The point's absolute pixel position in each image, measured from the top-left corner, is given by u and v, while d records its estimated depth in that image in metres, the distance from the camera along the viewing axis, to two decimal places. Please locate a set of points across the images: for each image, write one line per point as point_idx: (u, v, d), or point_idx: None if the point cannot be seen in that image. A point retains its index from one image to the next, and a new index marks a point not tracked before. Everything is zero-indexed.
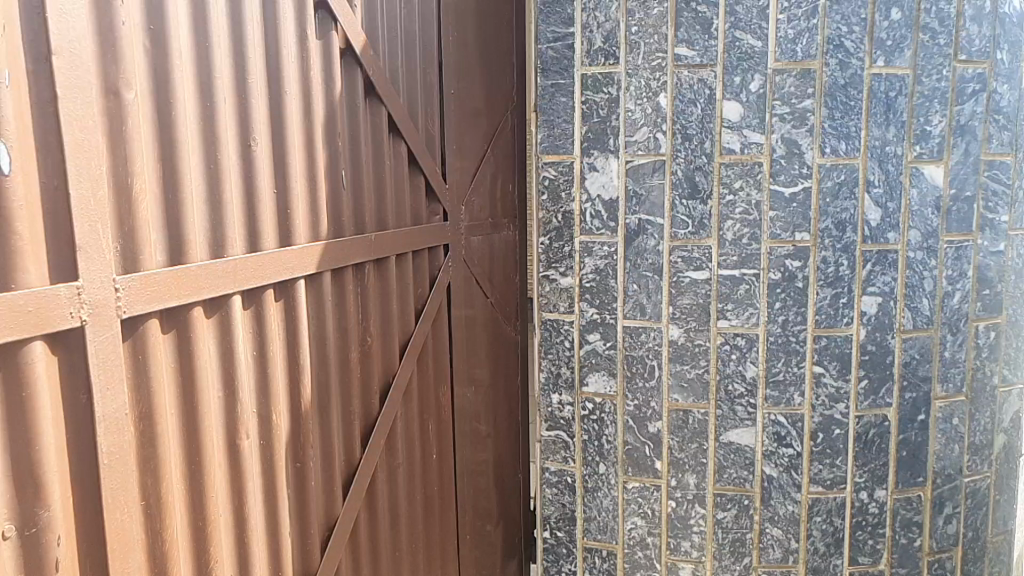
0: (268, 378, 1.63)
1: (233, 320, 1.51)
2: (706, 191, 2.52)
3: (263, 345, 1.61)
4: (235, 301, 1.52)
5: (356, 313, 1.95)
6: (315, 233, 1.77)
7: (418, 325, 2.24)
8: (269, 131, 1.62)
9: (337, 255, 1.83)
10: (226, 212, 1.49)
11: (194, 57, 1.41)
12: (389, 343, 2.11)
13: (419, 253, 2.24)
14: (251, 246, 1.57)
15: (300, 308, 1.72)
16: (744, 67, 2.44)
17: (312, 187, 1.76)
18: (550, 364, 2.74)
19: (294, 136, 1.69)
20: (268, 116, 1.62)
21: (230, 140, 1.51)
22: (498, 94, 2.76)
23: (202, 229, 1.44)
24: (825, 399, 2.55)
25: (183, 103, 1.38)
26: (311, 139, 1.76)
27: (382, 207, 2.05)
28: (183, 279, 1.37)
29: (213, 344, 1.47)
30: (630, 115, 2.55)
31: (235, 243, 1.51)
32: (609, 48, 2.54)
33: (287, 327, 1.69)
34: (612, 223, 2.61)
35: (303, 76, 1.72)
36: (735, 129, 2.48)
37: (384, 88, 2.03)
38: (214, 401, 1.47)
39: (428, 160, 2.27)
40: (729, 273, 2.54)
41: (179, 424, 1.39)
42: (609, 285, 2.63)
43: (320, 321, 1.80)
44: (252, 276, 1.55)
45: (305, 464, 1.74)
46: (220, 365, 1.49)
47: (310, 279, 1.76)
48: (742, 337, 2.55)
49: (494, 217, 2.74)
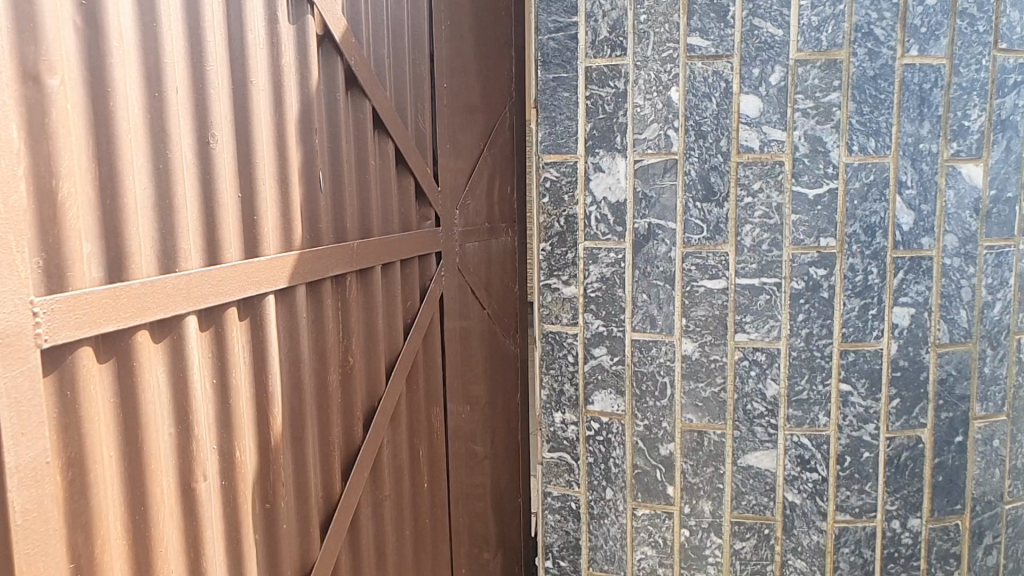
0: (231, 411, 1.40)
1: (188, 346, 1.28)
2: (723, 194, 2.32)
3: (225, 373, 1.38)
4: (191, 322, 1.28)
5: (336, 332, 1.72)
6: (288, 243, 1.52)
7: (407, 342, 2.01)
8: (232, 126, 1.37)
9: (313, 267, 1.58)
10: (178, 220, 1.25)
11: (140, 38, 1.18)
12: (375, 363, 1.88)
13: (408, 262, 2.02)
14: (210, 259, 1.32)
15: (270, 329, 1.49)
16: (763, 58, 2.24)
17: (284, 191, 1.51)
18: (552, 380, 2.53)
19: (262, 133, 1.44)
20: (231, 109, 1.37)
21: (185, 137, 1.27)
22: (496, 89, 2.55)
23: (149, 240, 1.20)
24: (853, 420, 2.34)
25: (125, 93, 1.14)
26: (283, 137, 1.51)
27: (367, 212, 1.81)
28: (124, 297, 1.13)
29: (162, 376, 1.24)
30: (639, 111, 2.35)
31: (191, 255, 1.27)
32: (615, 39, 2.34)
33: (253, 351, 1.45)
34: (620, 228, 2.40)
35: (273, 63, 1.47)
36: (754, 125, 2.27)
37: (369, 79, 1.78)
38: (164, 444, 1.25)
39: (419, 160, 2.04)
40: (748, 282, 2.33)
41: (119, 474, 1.17)
42: (616, 295, 2.42)
43: (293, 343, 1.56)
44: (211, 293, 1.30)
45: (277, 503, 1.52)
46: (172, 401, 1.26)
47: (281, 295, 1.51)
48: (762, 352, 2.34)
49: (491, 221, 2.53)
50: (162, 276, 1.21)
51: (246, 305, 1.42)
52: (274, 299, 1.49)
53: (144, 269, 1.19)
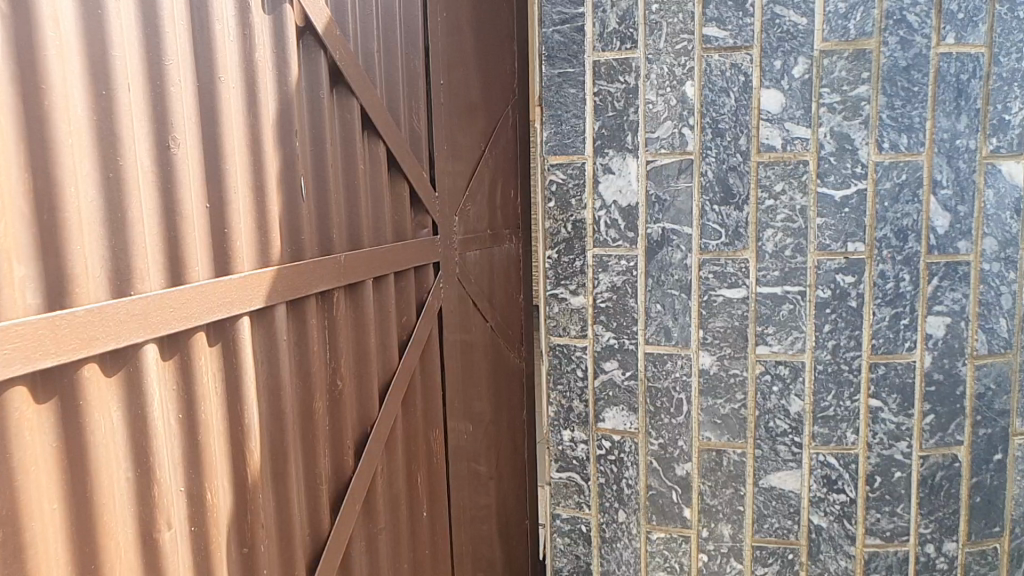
0: (203, 460, 1.15)
1: (147, 381, 1.04)
2: (743, 196, 2.15)
3: (194, 420, 1.14)
4: (150, 350, 1.04)
5: (326, 357, 1.48)
6: (262, 253, 1.28)
7: (403, 361, 1.78)
8: (197, 129, 1.14)
9: (296, 284, 1.34)
10: (134, 236, 1.01)
11: (82, 22, 0.94)
12: (370, 389, 1.64)
13: (404, 274, 1.83)
14: (173, 281, 1.09)
15: (244, 354, 1.24)
16: (786, 49, 2.08)
17: (260, 201, 1.27)
18: (560, 397, 2.38)
19: (234, 136, 1.21)
20: (196, 109, 1.14)
21: (140, 140, 1.03)
22: (497, 86, 2.40)
23: (98, 257, 0.96)
24: (884, 438, 2.18)
25: (64, 89, 0.91)
26: (257, 141, 1.27)
27: (357, 220, 1.59)
28: (64, 326, 0.89)
29: (121, 430, 1.01)
30: (651, 108, 2.18)
31: (149, 275, 1.04)
32: (625, 30, 2.17)
33: (224, 380, 1.21)
34: (631, 234, 2.24)
35: (246, 56, 1.24)
36: (775, 122, 2.11)
37: (357, 77, 1.57)
38: (123, 509, 1.01)
39: (414, 164, 1.86)
40: (770, 290, 2.17)
41: (66, 547, 0.94)
42: (628, 305, 2.26)
43: (271, 369, 1.31)
44: (172, 319, 1.06)
45: (256, 563, 1.27)
46: (130, 455, 1.02)
47: (260, 320, 1.28)
48: (785, 366, 2.19)
49: (493, 227, 2.37)
50: (113, 299, 0.97)
51: (216, 331, 1.18)
52: (248, 323, 1.24)
53: (95, 289, 0.95)
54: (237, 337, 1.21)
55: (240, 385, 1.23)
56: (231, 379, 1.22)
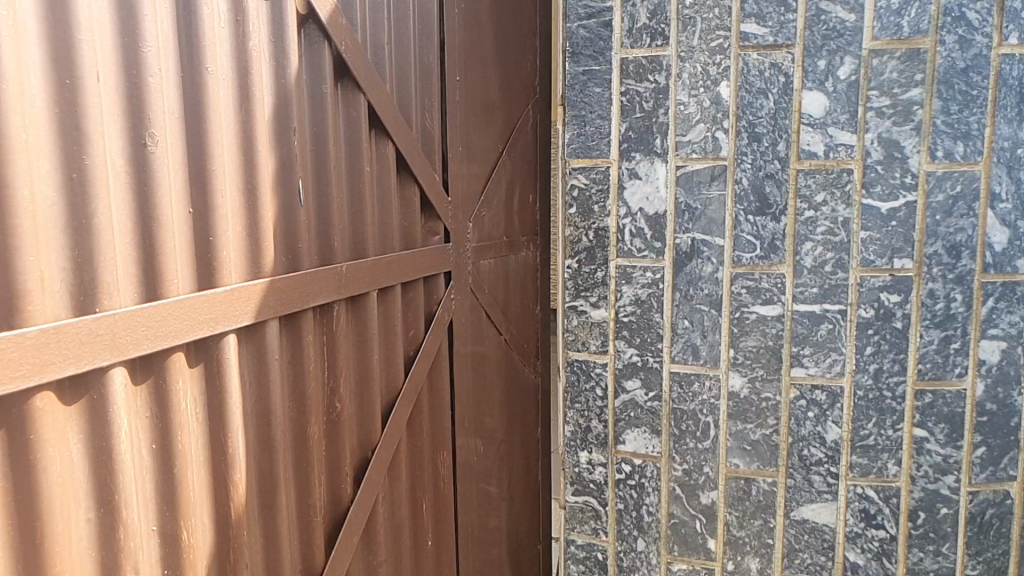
0: (182, 499, 1.00)
1: (115, 413, 0.89)
2: (780, 206, 2.00)
3: (172, 455, 0.98)
4: (119, 376, 0.89)
5: (324, 377, 1.35)
6: (254, 262, 1.13)
7: (408, 380, 1.65)
8: (180, 124, 0.99)
9: (291, 297, 1.19)
10: (102, 246, 0.87)
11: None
12: (374, 410, 1.50)
13: (412, 284, 1.69)
14: (149, 297, 0.94)
15: (230, 378, 1.08)
16: (831, 48, 1.93)
17: (250, 205, 1.13)
18: (578, 416, 2.23)
19: (223, 134, 1.06)
20: (180, 101, 0.99)
21: (111, 135, 0.88)
22: (517, 84, 2.26)
23: (56, 270, 0.82)
24: (929, 471, 2.01)
25: (18, 77, 0.77)
26: (250, 139, 1.13)
27: (360, 226, 1.46)
28: (8, 350, 0.74)
29: (82, 467, 0.86)
30: (682, 109, 2.03)
31: (119, 291, 0.89)
32: (656, 26, 2.03)
33: (207, 407, 1.05)
34: (658, 244, 2.09)
35: (238, 44, 1.10)
36: (818, 127, 1.96)
37: (364, 71, 1.44)
38: (82, 561, 0.86)
39: (425, 166, 1.72)
40: (807, 308, 2.01)
41: None
42: (653, 320, 2.12)
43: (261, 392, 1.16)
44: (146, 339, 0.91)
45: None
46: (93, 498, 0.88)
47: (249, 340, 1.13)
48: (822, 390, 2.03)
49: (509, 234, 2.24)
50: (73, 318, 0.83)
51: (198, 351, 1.03)
52: (235, 343, 1.09)
53: (52, 305, 0.81)
54: (223, 359, 1.06)
55: (226, 412, 1.08)
56: (215, 406, 1.07)
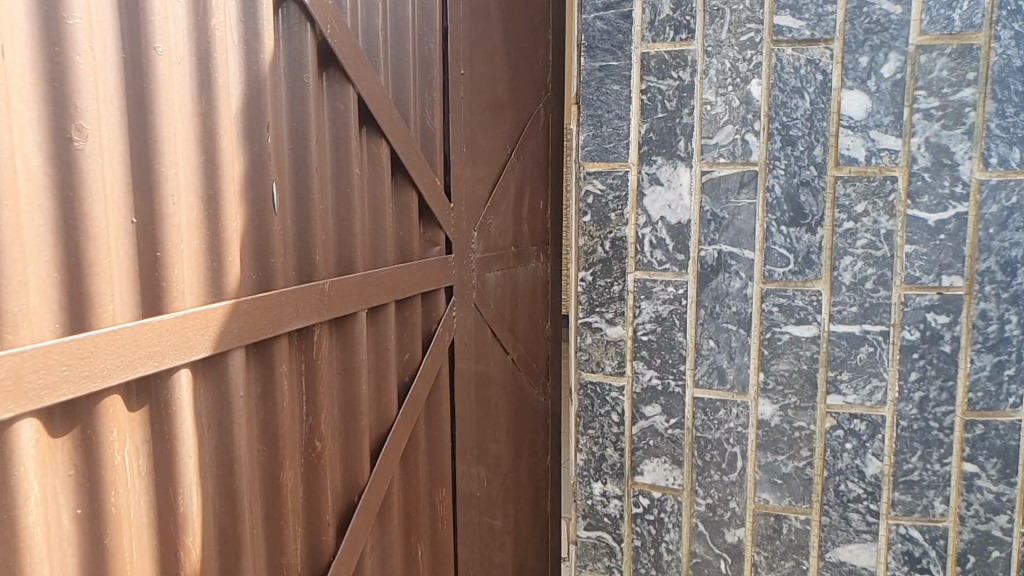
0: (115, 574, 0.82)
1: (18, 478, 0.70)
2: (816, 216, 1.81)
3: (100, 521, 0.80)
4: (27, 429, 0.71)
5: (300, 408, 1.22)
6: (213, 281, 0.96)
7: (401, 413, 1.51)
8: (118, 116, 0.82)
9: (256, 323, 1.03)
10: (6, 266, 0.69)
11: None
12: (359, 446, 1.37)
13: (406, 303, 1.55)
14: (72, 329, 0.76)
15: (182, 421, 0.91)
16: (874, 43, 1.74)
17: (210, 213, 0.96)
18: (591, 443, 2.05)
19: (177, 130, 0.89)
20: (120, 88, 0.82)
21: (22, 126, 0.71)
22: (528, 81, 2.09)
23: None
24: (980, 510, 1.80)
25: None
26: (211, 136, 0.95)
27: (347, 240, 1.33)
28: None
29: None
30: (708, 109, 1.85)
31: (30, 321, 0.71)
32: (680, 18, 1.85)
33: (152, 458, 0.88)
34: (680, 256, 1.91)
35: (197, 22, 0.93)
36: (858, 129, 1.77)
37: (356, 61, 1.29)
38: None
39: (424, 168, 1.56)
40: (846, 329, 1.82)
41: None
42: (674, 340, 1.94)
43: (222, 436, 0.99)
44: (67, 383, 0.73)
45: None
46: None
47: (207, 371, 0.96)
48: (862, 420, 1.84)
49: (518, 243, 2.06)
50: None
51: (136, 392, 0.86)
52: (188, 380, 0.91)
53: None
54: (173, 401, 0.89)
55: (177, 463, 0.91)
56: (162, 457, 0.89)
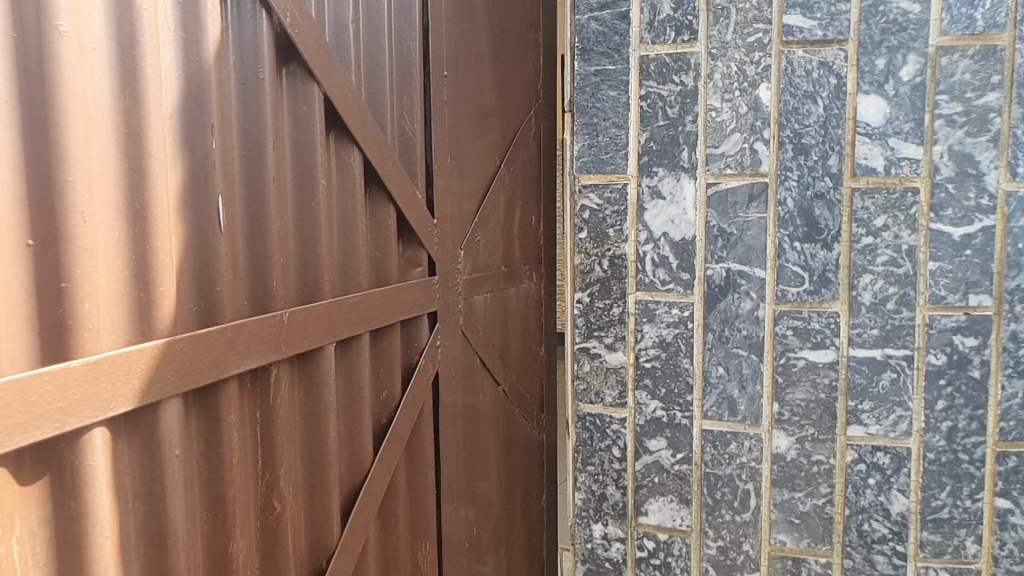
0: None
1: None
2: (833, 231, 1.66)
3: None
4: None
5: (253, 464, 1.10)
6: (141, 310, 0.88)
7: (377, 458, 1.37)
8: (11, 131, 0.73)
9: (191, 369, 0.93)
10: None
11: None
12: (328, 502, 1.24)
13: (382, 334, 1.40)
14: None
15: (92, 472, 0.82)
16: (891, 44, 1.58)
17: (133, 233, 0.87)
18: (591, 481, 1.91)
19: (90, 139, 0.81)
20: (13, 100, 0.73)
21: None
22: (518, 86, 1.94)
23: None
24: (1016, 551, 1.64)
25: None
26: (136, 140, 0.87)
27: (312, 262, 1.19)
28: None
29: None
30: (713, 117, 1.71)
31: None
32: (681, 18, 1.71)
33: (56, 520, 0.80)
34: (685, 276, 1.77)
35: (122, 27, 0.85)
36: (876, 137, 1.61)
37: (320, 57, 1.16)
38: None
39: (403, 181, 1.40)
40: (866, 354, 1.67)
41: None
42: (680, 367, 1.79)
43: (148, 487, 0.91)
44: None
45: None
46: None
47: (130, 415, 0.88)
48: (886, 453, 1.68)
49: (508, 261, 1.90)
50: None
51: (34, 446, 0.77)
52: (103, 440, 0.84)
53: None
54: (79, 456, 0.81)
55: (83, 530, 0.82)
56: (74, 515, 0.81)
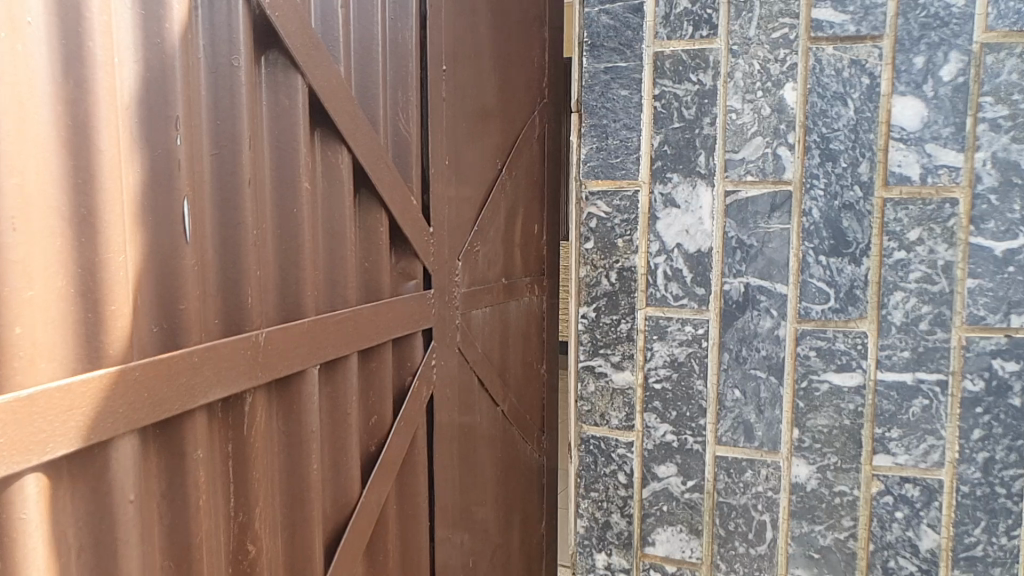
0: None
1: None
2: (861, 245, 1.53)
3: None
4: None
5: (226, 503, 0.94)
6: (88, 335, 0.74)
7: (366, 491, 1.22)
8: None
9: (151, 402, 0.78)
10: None
11: None
12: (308, 544, 1.09)
13: (372, 353, 1.26)
14: None
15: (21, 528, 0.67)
16: (931, 40, 1.46)
17: (80, 241, 0.73)
18: (594, 508, 1.78)
19: (23, 131, 0.67)
20: None
21: None
22: (522, 84, 1.81)
23: None
24: None
25: None
26: (84, 133, 0.73)
27: (294, 275, 1.05)
28: None
29: None
30: (733, 118, 1.58)
31: None
32: (700, 12, 1.58)
33: None
34: (700, 290, 1.64)
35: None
36: (912, 142, 1.49)
37: (306, 44, 1.02)
38: None
39: (397, 185, 1.27)
40: (896, 378, 1.54)
41: None
42: (693, 389, 1.66)
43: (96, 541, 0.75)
44: None
45: None
46: None
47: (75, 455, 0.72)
48: (916, 485, 1.55)
49: (508, 273, 1.76)
50: None
51: None
52: (38, 488, 0.68)
53: None
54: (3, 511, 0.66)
55: None
56: None
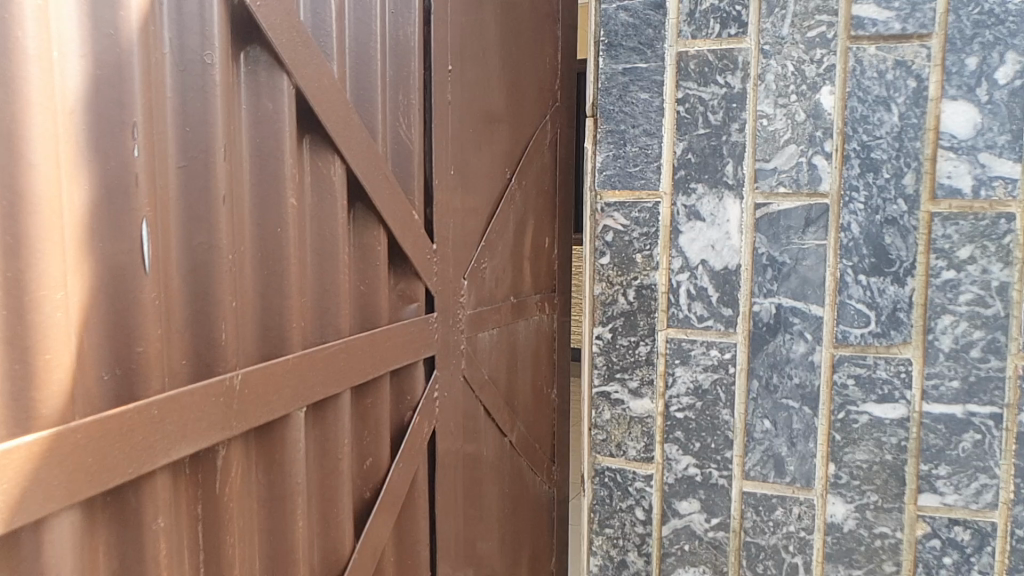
0: None
1: None
2: (906, 263, 1.39)
3: None
4: None
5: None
6: (15, 391, 0.60)
7: (360, 544, 1.08)
8: None
9: (95, 470, 0.64)
10: None
11: None
12: None
13: (368, 388, 1.12)
14: None
15: None
16: (985, 40, 1.32)
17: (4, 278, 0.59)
18: (609, 546, 1.63)
19: None
20: None
21: None
22: (532, 86, 1.68)
23: None
24: None
25: None
26: (10, 142, 0.59)
27: (278, 305, 0.91)
28: None
29: None
30: (764, 124, 1.44)
31: None
32: (728, 8, 1.45)
33: None
34: (727, 311, 1.50)
35: None
36: (964, 151, 1.35)
37: (293, 39, 0.88)
38: None
39: (396, 198, 1.13)
40: (944, 410, 1.40)
41: None
42: (718, 419, 1.53)
43: None
44: None
45: None
46: None
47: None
48: (966, 528, 1.41)
49: (517, 291, 1.63)
50: None
51: None
52: None
53: None
54: None
55: None
56: None
